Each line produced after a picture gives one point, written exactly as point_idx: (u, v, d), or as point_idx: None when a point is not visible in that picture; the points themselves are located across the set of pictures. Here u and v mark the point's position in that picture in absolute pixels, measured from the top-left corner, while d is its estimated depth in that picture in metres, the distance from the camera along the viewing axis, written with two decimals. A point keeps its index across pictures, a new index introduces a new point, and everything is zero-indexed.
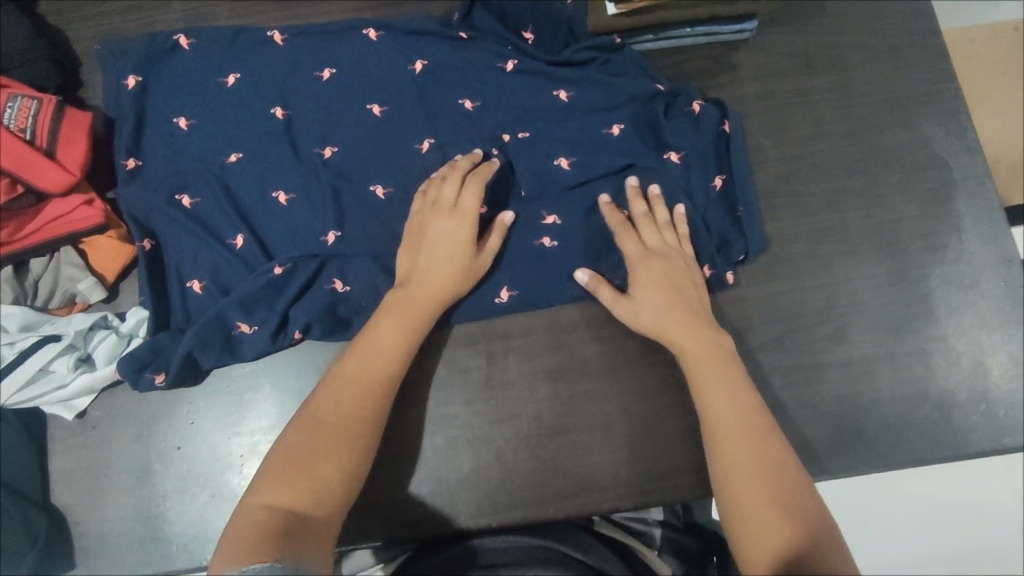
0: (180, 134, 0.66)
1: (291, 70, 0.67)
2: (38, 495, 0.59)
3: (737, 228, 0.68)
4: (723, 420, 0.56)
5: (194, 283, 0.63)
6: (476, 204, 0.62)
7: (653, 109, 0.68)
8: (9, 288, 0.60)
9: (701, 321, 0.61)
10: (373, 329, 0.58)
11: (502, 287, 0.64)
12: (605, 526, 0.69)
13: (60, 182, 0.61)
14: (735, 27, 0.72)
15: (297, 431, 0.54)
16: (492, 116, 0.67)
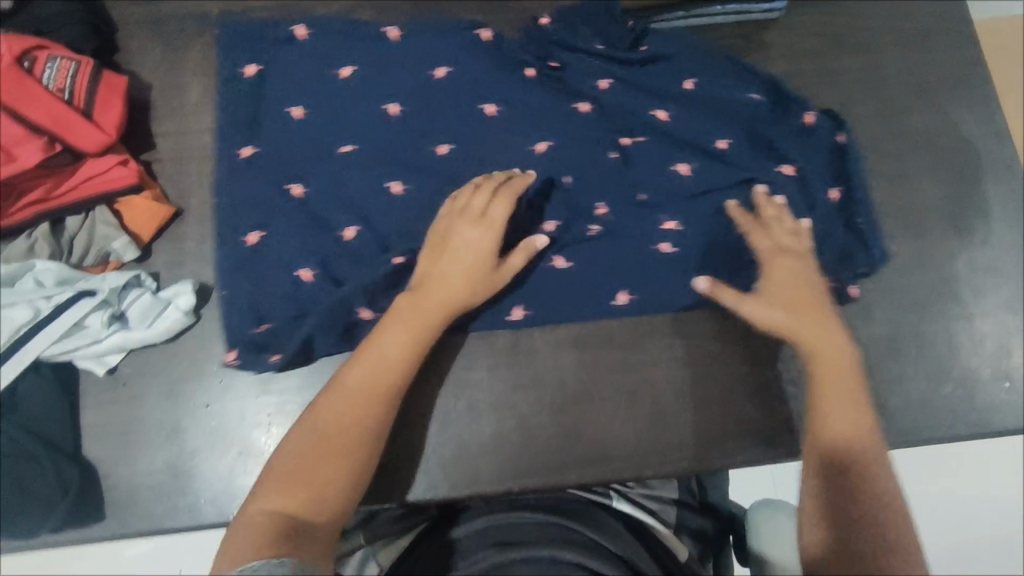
0: (293, 123, 0.67)
1: (403, 67, 0.68)
2: (70, 447, 0.60)
3: (863, 244, 0.67)
4: (829, 399, 0.57)
5: (303, 272, 0.63)
6: (504, 216, 0.60)
7: (760, 117, 0.68)
8: (47, 245, 0.61)
9: (830, 325, 0.60)
10: (382, 335, 0.57)
11: (621, 290, 0.65)
12: (623, 501, 0.67)
13: (96, 142, 0.62)
14: (765, 6, 0.72)
15: (302, 435, 0.53)
16: (601, 122, 0.68)
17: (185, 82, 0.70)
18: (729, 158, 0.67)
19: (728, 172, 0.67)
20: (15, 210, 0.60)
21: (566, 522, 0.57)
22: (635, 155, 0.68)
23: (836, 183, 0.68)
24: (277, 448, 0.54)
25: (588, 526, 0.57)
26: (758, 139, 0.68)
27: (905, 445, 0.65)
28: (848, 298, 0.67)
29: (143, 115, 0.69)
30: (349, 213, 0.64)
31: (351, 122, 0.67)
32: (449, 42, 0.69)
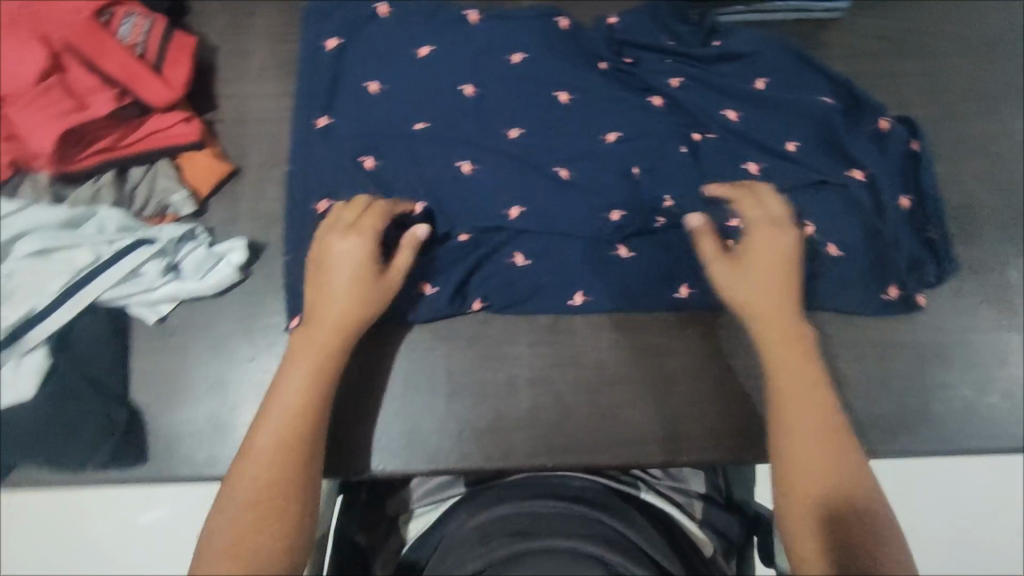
0: (372, 97, 0.69)
1: (483, 50, 0.71)
2: (118, 388, 0.61)
3: (931, 253, 0.67)
4: (797, 435, 0.55)
5: None
6: (374, 225, 0.61)
7: (834, 122, 0.68)
8: (110, 193, 0.63)
9: (791, 301, 0.61)
10: (279, 384, 0.56)
11: (683, 283, 0.66)
12: (650, 494, 0.70)
13: (162, 98, 0.64)
14: (826, 5, 0.73)
15: (228, 515, 0.51)
16: (675, 117, 0.70)
17: (253, 47, 0.73)
18: (800, 159, 0.68)
19: (800, 174, 0.67)
20: (83, 157, 0.61)
21: (574, 544, 0.59)
22: (688, 145, 0.69)
23: (906, 192, 0.67)
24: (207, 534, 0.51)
25: (594, 546, 0.59)
26: (827, 142, 0.68)
27: (948, 453, 0.64)
28: (914, 307, 0.66)
29: (208, 77, 0.71)
30: (407, 184, 0.66)
31: (414, 98, 0.69)
32: (511, 26, 0.71)
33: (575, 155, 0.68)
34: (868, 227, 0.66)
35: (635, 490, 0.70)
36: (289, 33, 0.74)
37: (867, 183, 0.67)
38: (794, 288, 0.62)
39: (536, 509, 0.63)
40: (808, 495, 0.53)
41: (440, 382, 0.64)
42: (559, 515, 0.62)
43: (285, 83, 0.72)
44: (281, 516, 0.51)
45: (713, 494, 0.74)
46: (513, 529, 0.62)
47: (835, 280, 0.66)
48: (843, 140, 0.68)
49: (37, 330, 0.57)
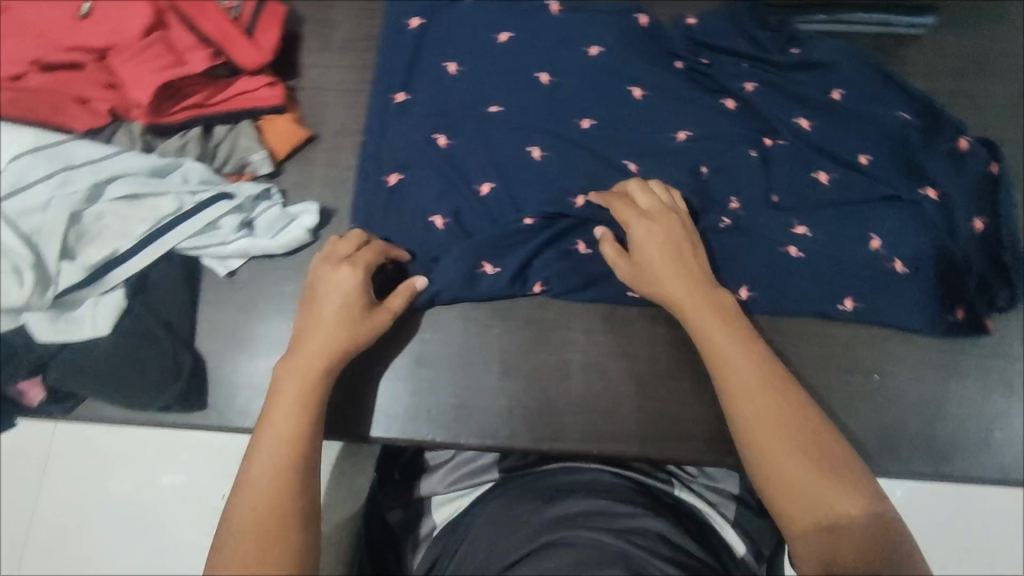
0: (450, 78, 0.70)
1: (559, 42, 0.71)
2: (187, 335, 0.64)
3: (1002, 276, 0.66)
4: (763, 429, 0.52)
5: (437, 218, 0.66)
6: (371, 259, 0.60)
7: (910, 139, 0.67)
8: (195, 147, 0.65)
9: (696, 275, 0.60)
10: (266, 416, 0.53)
11: (742, 284, 0.65)
12: (683, 491, 0.70)
13: (253, 61, 0.66)
14: (911, 19, 0.72)
15: (226, 552, 0.46)
16: (747, 121, 0.70)
17: (338, 20, 0.75)
18: (872, 172, 0.67)
19: (871, 187, 0.67)
20: (174, 110, 0.64)
21: (599, 536, 0.55)
22: (759, 150, 0.69)
23: (980, 215, 0.66)
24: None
25: (618, 539, 0.55)
26: (903, 158, 0.67)
27: (1001, 481, 0.64)
28: (982, 329, 0.65)
29: (294, 45, 0.73)
30: (478, 164, 0.67)
31: (490, 82, 0.70)
32: (590, 19, 0.72)
33: (644, 149, 0.68)
34: (939, 246, 0.65)
35: (669, 486, 0.69)
36: (372, 9, 0.75)
37: (940, 203, 0.66)
38: (697, 265, 0.61)
39: (587, 508, 0.60)
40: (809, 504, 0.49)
41: (494, 360, 0.65)
42: (598, 514, 0.59)
43: (365, 56, 0.74)
44: (288, 538, 0.47)
45: (746, 497, 0.73)
46: (554, 520, 0.59)
47: (900, 296, 0.65)
48: (919, 158, 0.67)
49: (119, 271, 0.60)
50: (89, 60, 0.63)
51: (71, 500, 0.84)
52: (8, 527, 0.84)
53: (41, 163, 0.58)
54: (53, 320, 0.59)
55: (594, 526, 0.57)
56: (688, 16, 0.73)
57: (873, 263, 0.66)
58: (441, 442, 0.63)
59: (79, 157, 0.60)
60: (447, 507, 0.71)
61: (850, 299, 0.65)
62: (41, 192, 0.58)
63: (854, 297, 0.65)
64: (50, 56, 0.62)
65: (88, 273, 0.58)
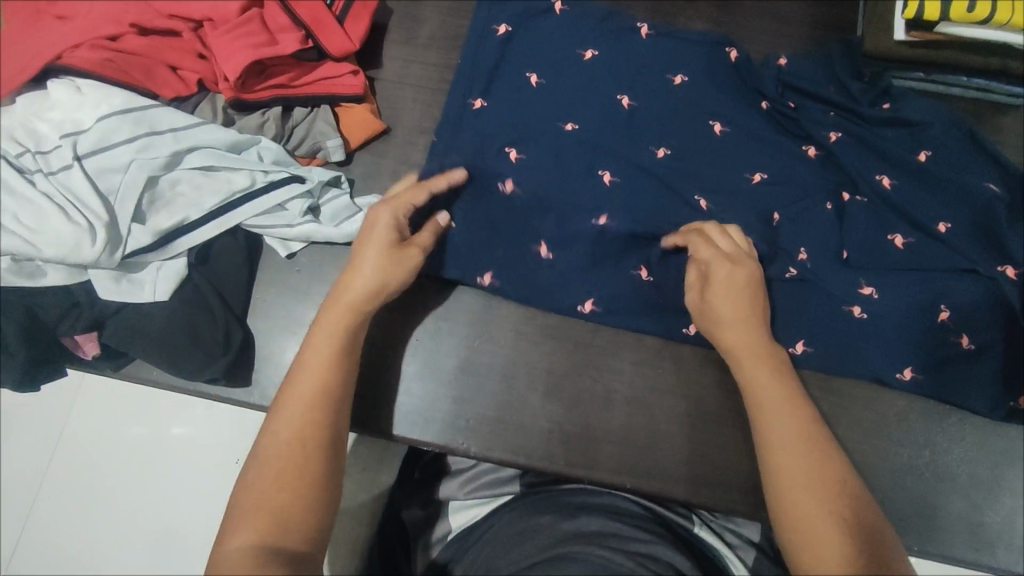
0: (530, 88, 0.69)
1: (643, 68, 0.70)
2: (241, 311, 0.64)
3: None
4: (786, 473, 0.50)
5: (506, 183, 0.65)
6: (410, 197, 0.60)
7: (996, 211, 0.64)
8: (274, 126, 0.66)
9: (757, 329, 0.59)
10: (290, 380, 0.52)
11: (798, 339, 0.64)
12: (705, 531, 0.63)
13: (341, 48, 0.67)
14: (1014, 89, 0.69)
15: (238, 518, 0.45)
16: (827, 171, 0.68)
17: (426, 16, 0.74)
18: (948, 241, 0.64)
19: (949, 257, 0.64)
20: (258, 88, 0.65)
21: (608, 552, 0.51)
22: (835, 204, 0.66)
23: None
24: (216, 550, 0.44)
25: (630, 559, 0.50)
26: (986, 233, 0.65)
27: None
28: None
29: (379, 36, 0.73)
30: (544, 187, 0.65)
31: (567, 98, 0.69)
32: (679, 48, 0.71)
33: (718, 186, 0.67)
34: (1010, 325, 0.63)
35: (688, 522, 0.63)
36: (461, 10, 0.75)
37: (1017, 282, 0.63)
38: (760, 318, 0.59)
39: (601, 528, 0.56)
40: (826, 547, 0.46)
41: (539, 379, 0.64)
42: (610, 534, 0.54)
43: (448, 55, 0.73)
44: (295, 513, 0.46)
45: (765, 545, 0.68)
46: (565, 535, 0.55)
47: (961, 375, 0.63)
48: (1004, 232, 0.64)
49: (185, 238, 0.61)
50: (185, 29, 0.64)
51: (96, 441, 0.83)
52: (18, 476, 0.82)
53: (127, 124, 0.59)
54: (117, 280, 0.60)
55: (604, 544, 0.52)
56: (779, 56, 0.72)
57: (939, 335, 0.63)
58: (474, 453, 0.62)
59: (163, 124, 0.60)
60: (464, 513, 0.69)
61: (910, 369, 0.63)
62: (123, 154, 0.59)
63: (915, 368, 0.63)
64: (150, 21, 0.63)
65: (156, 237, 0.59)
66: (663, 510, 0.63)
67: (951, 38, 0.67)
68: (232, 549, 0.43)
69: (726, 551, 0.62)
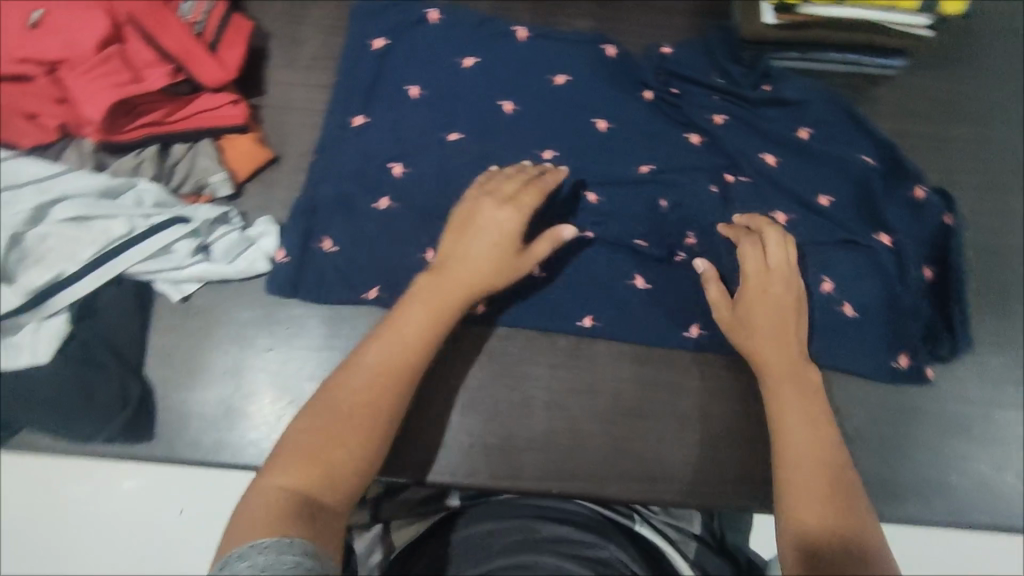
0: (410, 101, 0.68)
1: (525, 70, 0.70)
2: (137, 363, 0.62)
3: (947, 327, 0.66)
4: (798, 403, 0.56)
5: (382, 202, 0.65)
6: (534, 203, 0.60)
7: (874, 184, 0.67)
8: (151, 166, 0.63)
9: (793, 340, 0.60)
10: (375, 338, 0.56)
11: (694, 324, 0.65)
12: (645, 526, 0.65)
13: (212, 79, 0.64)
14: (881, 61, 0.72)
15: (281, 459, 0.49)
16: (712, 156, 0.69)
17: (305, 36, 0.73)
18: (831, 214, 0.67)
19: (830, 229, 0.67)
20: (129, 128, 0.62)
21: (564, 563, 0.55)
22: (725, 187, 0.68)
23: (929, 264, 0.67)
24: (254, 482, 0.48)
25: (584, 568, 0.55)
26: (865, 206, 0.67)
27: (957, 527, 0.64)
28: (924, 378, 0.65)
29: (259, 60, 0.71)
30: (440, 199, 0.66)
31: (454, 107, 0.68)
32: (559, 46, 0.71)
33: (608, 179, 0.67)
34: (889, 293, 0.65)
35: (629, 520, 0.65)
36: (340, 26, 0.73)
37: (892, 248, 0.66)
38: (797, 335, 0.60)
39: (554, 534, 0.59)
40: (812, 463, 0.52)
41: (454, 395, 0.63)
42: (566, 542, 0.58)
43: (331, 74, 0.72)
44: (340, 472, 0.49)
45: (708, 537, 0.68)
46: (526, 541, 0.58)
47: (857, 343, 0.65)
48: (878, 199, 0.67)
49: (62, 295, 0.58)
50: (39, 73, 0.61)
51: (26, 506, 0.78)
52: None
53: None
54: None
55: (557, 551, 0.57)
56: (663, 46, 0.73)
57: (824, 306, 0.65)
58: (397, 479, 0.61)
59: (24, 176, 0.59)
60: (407, 529, 0.64)
61: None
62: None
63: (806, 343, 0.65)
64: None
65: (28, 297, 0.56)
66: (607, 511, 0.65)
67: (812, 19, 0.69)
68: (274, 484, 0.47)
69: (664, 545, 0.63)
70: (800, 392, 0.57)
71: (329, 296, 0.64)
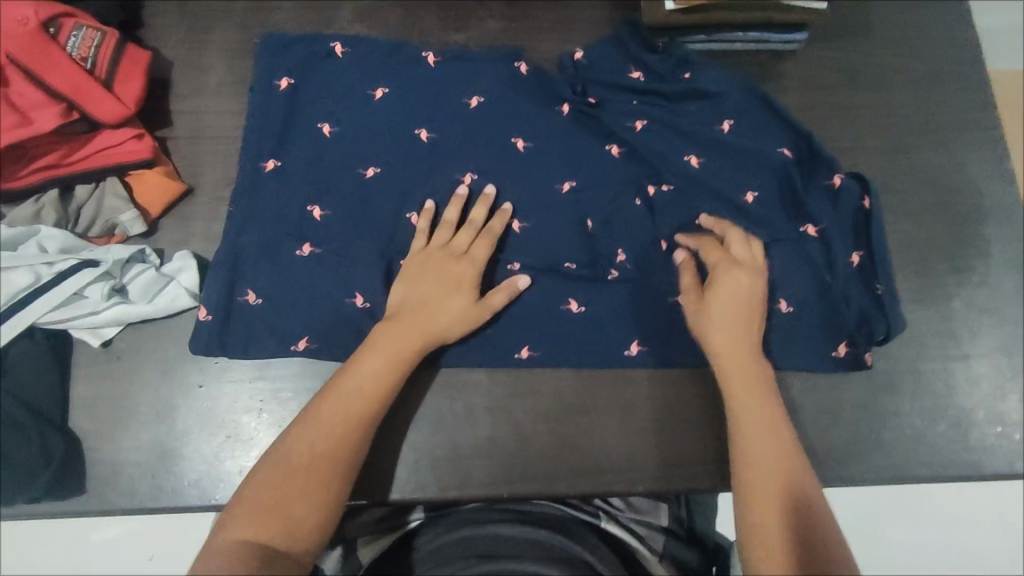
0: (325, 139, 0.67)
1: (442, 90, 0.69)
2: (60, 419, 0.59)
3: (879, 308, 0.66)
4: (760, 413, 0.58)
5: (303, 248, 0.63)
6: (487, 253, 0.63)
7: (792, 175, 0.68)
8: (54, 212, 0.62)
9: (755, 343, 0.61)
10: (333, 387, 0.56)
11: (633, 341, 0.65)
12: (612, 523, 0.64)
13: (115, 113, 0.62)
14: (785, 35, 0.73)
15: (238, 513, 0.50)
16: (634, 168, 0.69)
17: (209, 62, 0.71)
18: (749, 204, 0.68)
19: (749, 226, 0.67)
20: (24, 174, 0.61)
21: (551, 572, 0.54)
22: (645, 177, 0.68)
23: (856, 249, 0.68)
24: (213, 534, 0.50)
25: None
26: (786, 193, 0.68)
27: (899, 481, 0.65)
28: (864, 364, 0.66)
29: (163, 91, 0.69)
30: (360, 218, 0.65)
31: (366, 142, 0.67)
32: (468, 55, 0.70)
33: (529, 181, 0.67)
34: (819, 282, 0.66)
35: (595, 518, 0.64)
36: (245, 49, 0.71)
37: (819, 239, 0.67)
38: (749, 331, 0.61)
39: (528, 538, 0.57)
40: (776, 475, 0.54)
41: (395, 412, 0.63)
42: (541, 545, 0.57)
43: (239, 98, 0.70)
44: (300, 525, 0.50)
45: (677, 528, 0.68)
46: (499, 548, 0.56)
47: (784, 335, 0.66)
48: (802, 194, 0.68)
49: None
50: None
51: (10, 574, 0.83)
52: None
53: None
54: None
55: (547, 559, 0.55)
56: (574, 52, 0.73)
57: None
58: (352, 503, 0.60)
59: None
60: (370, 547, 0.61)
61: None
62: None
63: None
64: None
65: None
66: (577, 512, 0.64)
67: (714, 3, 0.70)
68: (232, 539, 0.49)
69: (632, 543, 0.63)
70: (761, 398, 0.59)
71: (256, 351, 0.61)
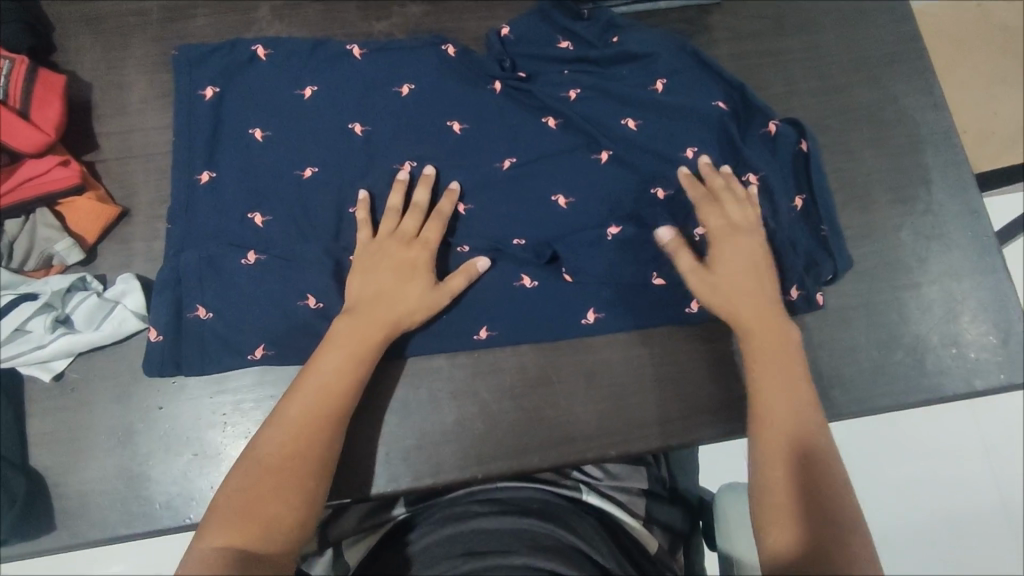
0: (257, 145, 0.66)
1: (372, 81, 0.68)
2: (16, 457, 0.58)
3: (824, 248, 0.68)
4: (774, 382, 0.58)
5: (249, 255, 0.62)
6: (437, 237, 0.63)
7: (730, 128, 0.68)
8: None
9: (773, 309, 0.62)
10: (297, 388, 0.56)
11: (589, 309, 0.65)
12: (593, 495, 0.62)
13: (36, 143, 0.61)
14: None
15: (213, 522, 0.49)
16: (571, 138, 0.68)
17: (129, 80, 0.69)
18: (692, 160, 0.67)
19: None
20: None
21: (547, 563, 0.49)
22: (585, 144, 0.68)
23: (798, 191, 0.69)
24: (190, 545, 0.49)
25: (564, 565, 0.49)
26: (725, 148, 0.68)
27: (864, 412, 0.66)
28: (816, 305, 0.67)
29: (85, 114, 0.68)
30: (301, 219, 0.64)
31: (300, 142, 0.66)
32: (393, 44, 0.69)
33: (468, 163, 0.67)
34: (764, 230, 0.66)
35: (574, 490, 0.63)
36: (166, 62, 0.70)
37: (760, 187, 0.67)
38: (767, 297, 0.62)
39: (517, 530, 0.53)
40: (792, 450, 0.55)
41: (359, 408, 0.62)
42: (531, 535, 0.53)
43: (165, 113, 0.68)
44: (276, 526, 0.50)
45: (661, 491, 0.68)
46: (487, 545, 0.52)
47: None
48: (740, 145, 0.68)
49: None
50: None
51: None
52: None
53: None
54: None
55: (537, 548, 0.51)
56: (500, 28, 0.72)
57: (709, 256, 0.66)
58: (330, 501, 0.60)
59: None
60: (356, 547, 0.60)
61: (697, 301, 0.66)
62: None
63: None
64: None
65: None
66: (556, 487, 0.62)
67: None
68: (208, 546, 0.48)
69: (619, 514, 0.62)
70: (787, 370, 0.59)
71: (215, 365, 0.61)
